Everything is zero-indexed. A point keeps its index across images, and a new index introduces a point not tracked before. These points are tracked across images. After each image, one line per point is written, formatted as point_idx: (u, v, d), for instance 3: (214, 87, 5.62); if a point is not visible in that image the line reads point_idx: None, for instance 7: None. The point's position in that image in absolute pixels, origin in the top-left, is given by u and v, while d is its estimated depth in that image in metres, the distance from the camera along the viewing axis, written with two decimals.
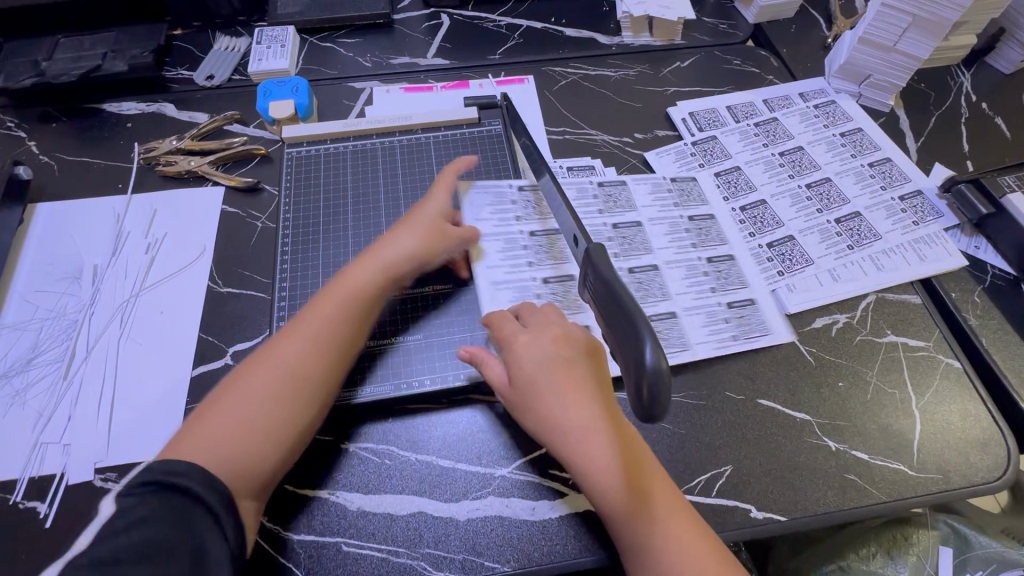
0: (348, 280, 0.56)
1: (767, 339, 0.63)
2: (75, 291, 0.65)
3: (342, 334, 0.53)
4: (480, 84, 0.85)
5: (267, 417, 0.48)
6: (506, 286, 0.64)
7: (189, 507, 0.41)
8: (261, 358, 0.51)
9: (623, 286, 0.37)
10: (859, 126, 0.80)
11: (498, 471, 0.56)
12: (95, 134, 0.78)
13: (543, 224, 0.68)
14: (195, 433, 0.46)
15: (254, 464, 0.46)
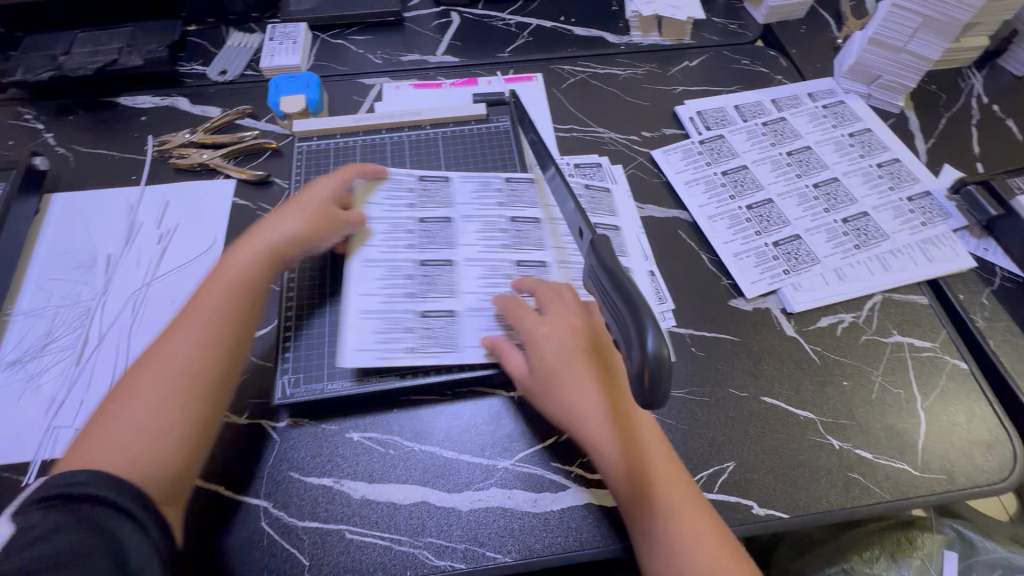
0: (232, 268, 0.56)
1: None
2: (88, 280, 0.66)
3: (234, 318, 0.53)
4: (488, 81, 0.85)
5: (167, 410, 0.48)
6: (376, 267, 0.63)
7: (103, 512, 0.41)
8: (149, 355, 0.50)
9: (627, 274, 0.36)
10: (867, 126, 0.80)
11: (500, 463, 0.56)
12: (110, 127, 0.79)
13: (435, 212, 0.68)
14: (94, 442, 0.46)
15: (161, 462, 0.46)
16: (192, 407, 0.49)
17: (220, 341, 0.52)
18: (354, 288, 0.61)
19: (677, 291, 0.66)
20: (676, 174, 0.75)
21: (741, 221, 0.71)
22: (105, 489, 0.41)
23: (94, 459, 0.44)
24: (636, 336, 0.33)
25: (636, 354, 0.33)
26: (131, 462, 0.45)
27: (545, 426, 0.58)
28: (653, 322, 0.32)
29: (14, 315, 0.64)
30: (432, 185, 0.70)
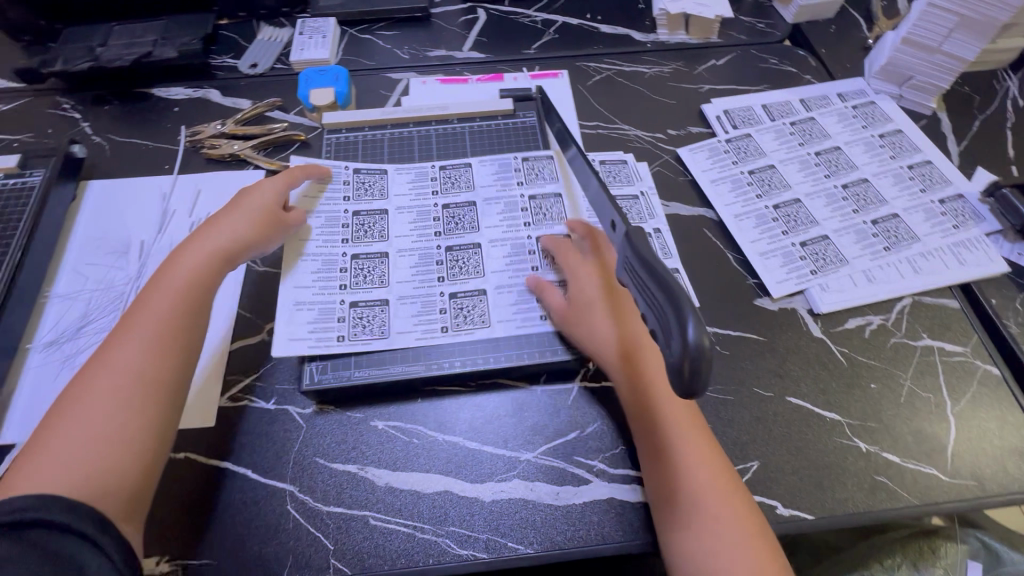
0: (173, 276, 0.57)
1: None
2: (122, 265, 0.68)
3: (177, 322, 0.54)
4: (514, 78, 0.85)
5: (114, 421, 0.47)
6: (312, 260, 0.66)
7: (57, 537, 0.41)
8: (90, 371, 0.50)
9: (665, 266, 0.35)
10: (898, 127, 0.78)
11: (523, 456, 0.56)
12: (144, 117, 0.81)
13: (369, 205, 0.70)
14: (33, 463, 0.45)
15: (110, 475, 0.45)
16: (142, 413, 0.49)
17: (166, 346, 0.53)
18: (289, 281, 0.64)
19: (702, 289, 0.66)
20: (702, 172, 0.75)
21: (768, 220, 0.70)
22: (55, 513, 0.41)
23: (39, 480, 0.44)
24: (675, 327, 0.32)
25: (675, 345, 0.32)
26: (77, 478, 0.44)
27: (569, 419, 0.58)
28: (694, 312, 0.31)
29: (51, 297, 0.65)
30: (367, 179, 0.72)
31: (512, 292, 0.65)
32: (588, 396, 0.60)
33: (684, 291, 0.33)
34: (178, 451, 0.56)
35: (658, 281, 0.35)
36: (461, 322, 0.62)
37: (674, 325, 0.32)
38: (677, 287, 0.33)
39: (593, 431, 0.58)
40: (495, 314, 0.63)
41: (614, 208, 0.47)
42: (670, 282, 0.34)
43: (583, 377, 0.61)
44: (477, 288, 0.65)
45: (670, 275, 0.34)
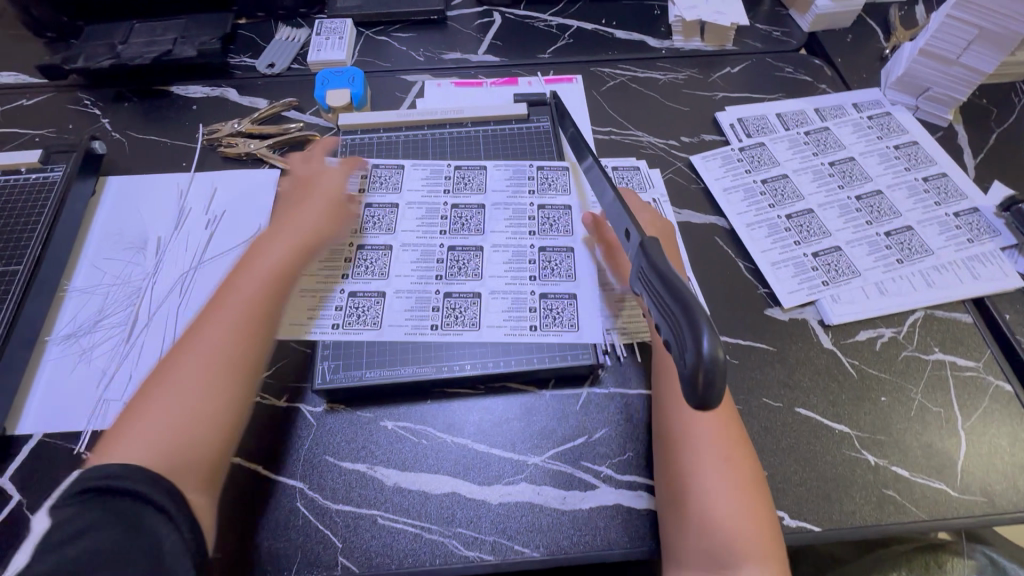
0: (255, 263, 0.60)
1: (570, 335, 0.62)
2: (139, 260, 0.69)
3: (261, 308, 0.56)
4: (529, 82, 0.86)
5: (200, 398, 0.49)
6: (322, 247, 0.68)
7: (137, 508, 0.40)
8: (183, 347, 0.53)
9: (678, 278, 0.35)
10: (914, 139, 0.78)
11: (531, 459, 0.57)
12: (163, 115, 0.82)
13: (381, 198, 0.71)
14: (126, 434, 0.46)
15: (192, 450, 0.47)
16: (224, 392, 0.50)
17: (252, 330, 0.54)
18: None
19: (712, 298, 0.66)
20: (714, 180, 0.75)
21: (781, 230, 0.70)
22: (139, 484, 0.41)
23: (126, 451, 0.45)
24: (687, 340, 0.32)
25: (686, 357, 0.32)
26: (164, 451, 0.45)
27: (577, 424, 0.59)
28: (709, 323, 0.31)
29: (69, 291, 0.66)
30: (384, 173, 0.73)
31: (506, 299, 0.65)
32: (597, 403, 0.60)
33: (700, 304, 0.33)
34: None
35: (673, 291, 0.35)
36: (452, 322, 0.63)
37: (688, 337, 0.32)
38: (693, 299, 0.33)
39: (601, 437, 0.58)
40: (487, 319, 0.63)
41: (628, 216, 0.48)
42: (686, 294, 0.34)
43: (592, 383, 0.61)
44: (472, 292, 0.65)
45: (687, 286, 0.35)
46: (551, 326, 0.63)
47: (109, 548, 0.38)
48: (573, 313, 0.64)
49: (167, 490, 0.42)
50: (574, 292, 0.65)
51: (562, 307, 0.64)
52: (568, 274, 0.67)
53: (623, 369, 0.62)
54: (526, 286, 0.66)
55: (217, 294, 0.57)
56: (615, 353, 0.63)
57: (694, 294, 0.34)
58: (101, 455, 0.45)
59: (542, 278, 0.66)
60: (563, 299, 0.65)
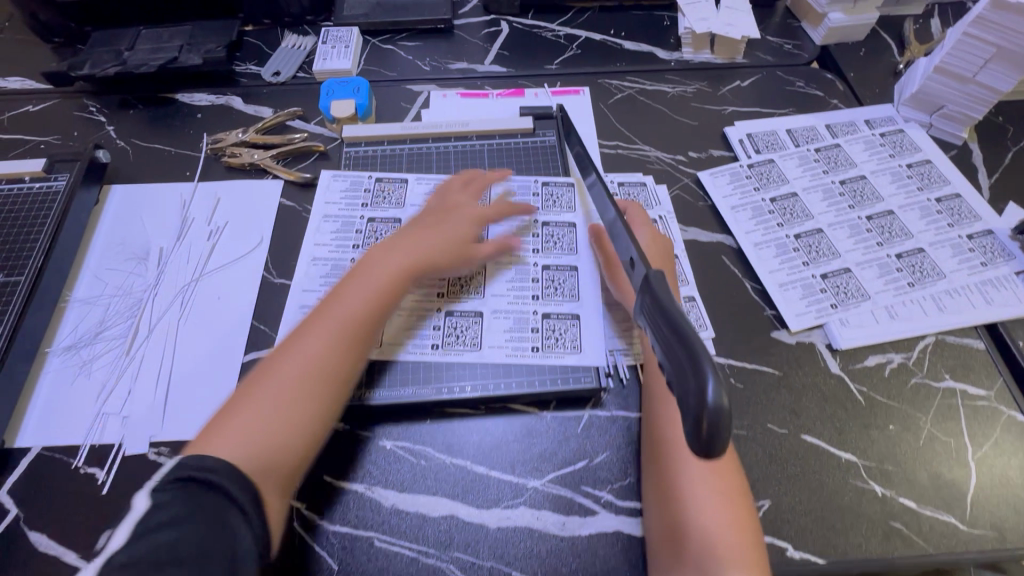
0: (371, 271, 0.59)
1: (572, 357, 0.62)
2: (140, 271, 0.68)
3: (365, 324, 0.55)
4: (535, 93, 0.85)
5: (292, 407, 0.49)
6: (323, 264, 0.67)
7: (222, 507, 0.40)
8: (288, 346, 0.53)
9: (684, 317, 0.34)
10: (927, 158, 0.76)
11: (530, 483, 0.56)
12: (168, 123, 0.82)
13: (384, 213, 0.71)
14: (223, 426, 0.47)
15: (275, 459, 0.47)
16: (313, 407, 0.50)
17: (349, 347, 0.54)
18: (297, 285, 0.66)
19: (717, 319, 0.65)
20: (723, 198, 0.74)
21: (789, 250, 0.69)
22: (229, 483, 0.41)
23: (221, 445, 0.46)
24: (690, 384, 0.31)
25: (688, 401, 0.31)
26: (250, 455, 0.46)
27: (578, 448, 0.58)
28: (714, 369, 0.30)
29: (70, 301, 0.66)
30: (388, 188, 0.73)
31: (507, 318, 0.64)
32: (598, 425, 0.59)
33: (703, 346, 0.32)
34: None
35: (675, 330, 0.34)
36: (452, 342, 0.62)
37: (691, 382, 0.31)
38: (696, 341, 0.32)
39: (603, 460, 0.57)
40: (488, 339, 0.63)
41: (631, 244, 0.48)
42: (690, 336, 0.33)
43: (594, 405, 0.60)
44: (473, 310, 0.65)
45: (690, 326, 0.33)
46: (552, 347, 0.62)
47: (191, 542, 0.37)
48: (576, 334, 0.63)
49: (252, 495, 0.42)
50: (577, 313, 0.65)
51: (564, 328, 0.64)
52: (571, 293, 0.66)
53: (626, 392, 0.61)
54: (528, 306, 0.65)
55: (326, 298, 0.57)
56: (618, 374, 0.62)
57: (697, 335, 0.33)
58: (198, 442, 0.47)
59: (544, 297, 0.66)
60: (566, 320, 0.64)
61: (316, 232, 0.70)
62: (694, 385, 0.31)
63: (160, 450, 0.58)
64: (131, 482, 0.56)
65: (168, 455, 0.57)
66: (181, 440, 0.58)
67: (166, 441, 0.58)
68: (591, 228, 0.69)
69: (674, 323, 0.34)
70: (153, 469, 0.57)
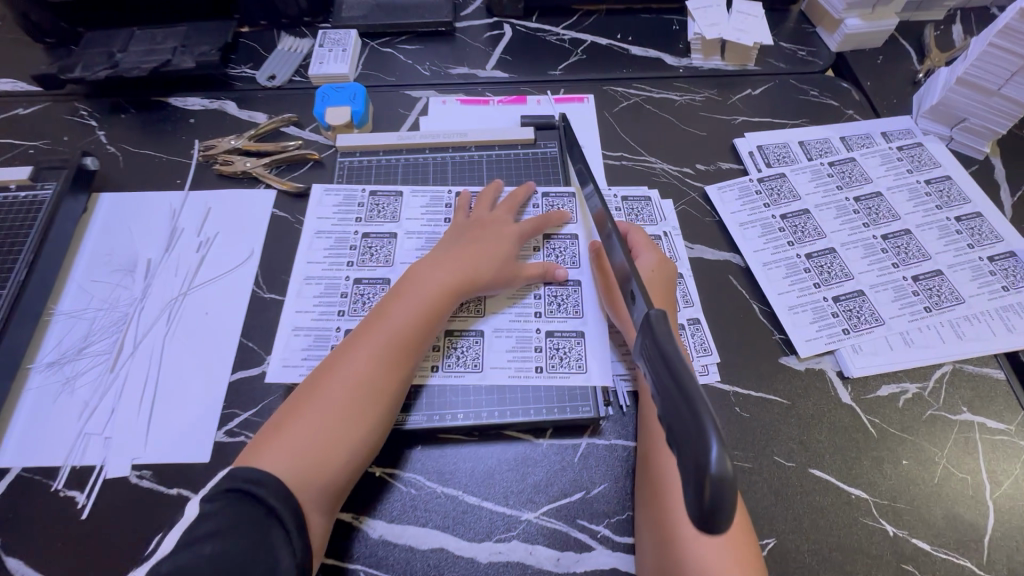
0: (418, 284, 0.57)
1: (579, 378, 0.59)
2: (128, 284, 0.67)
3: (414, 341, 0.54)
4: (538, 101, 0.82)
5: (342, 426, 0.48)
6: (317, 283, 0.64)
7: (263, 521, 0.42)
8: (337, 361, 0.52)
9: (684, 368, 0.32)
10: (947, 173, 0.73)
11: (524, 515, 0.53)
12: (160, 128, 0.80)
13: (379, 227, 0.68)
14: (275, 439, 0.47)
15: (324, 476, 0.46)
16: (361, 424, 0.49)
17: (398, 363, 0.52)
18: (290, 305, 0.63)
19: (723, 343, 0.62)
20: (731, 214, 0.71)
21: (800, 270, 0.66)
22: (273, 497, 0.43)
23: (271, 460, 0.45)
24: (690, 445, 0.28)
25: (688, 464, 0.29)
26: (299, 471, 0.45)
27: (574, 478, 0.55)
28: (717, 432, 0.28)
29: (54, 314, 0.64)
30: (382, 201, 0.71)
31: (509, 336, 0.62)
32: (596, 455, 0.56)
33: (705, 400, 0.30)
34: (172, 487, 0.55)
35: (676, 379, 0.31)
36: (453, 363, 0.60)
37: (691, 441, 0.29)
38: (696, 394, 0.30)
39: (600, 492, 0.54)
40: (490, 359, 0.60)
41: (635, 281, 0.47)
42: (690, 388, 0.30)
43: (592, 433, 0.58)
44: (475, 329, 0.62)
45: (692, 376, 0.31)
46: (557, 367, 0.60)
47: (233, 555, 0.39)
48: (581, 352, 0.61)
49: (294, 509, 0.44)
50: (582, 330, 0.62)
51: (570, 346, 0.61)
52: (575, 310, 0.63)
53: (626, 419, 0.58)
54: (530, 324, 0.62)
55: (374, 312, 0.56)
56: (617, 402, 0.59)
57: (698, 388, 0.30)
58: (251, 454, 0.47)
59: (548, 314, 0.63)
60: (570, 338, 0.61)
61: (309, 249, 0.67)
62: (694, 446, 0.28)
63: (142, 473, 0.56)
64: (111, 506, 0.54)
65: (150, 478, 0.55)
66: (163, 463, 0.56)
67: (148, 463, 0.56)
68: (591, 245, 0.66)
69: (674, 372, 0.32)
70: (134, 493, 0.55)
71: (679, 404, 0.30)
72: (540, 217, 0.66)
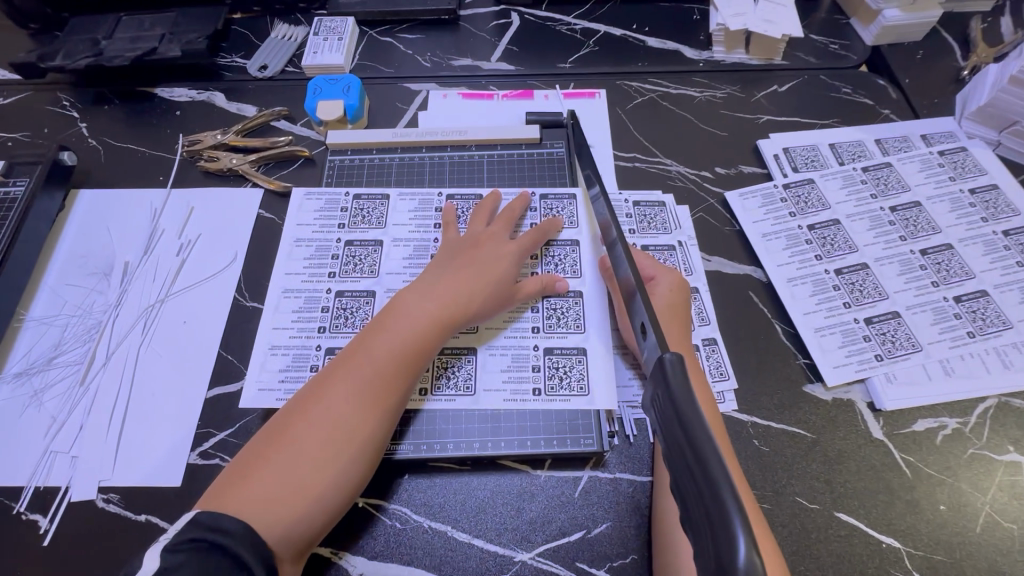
0: (408, 311, 0.53)
1: (580, 401, 0.54)
2: (103, 289, 0.63)
3: (401, 376, 0.49)
4: (545, 96, 0.76)
5: (318, 468, 0.44)
6: (296, 296, 0.60)
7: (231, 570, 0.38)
8: (315, 395, 0.48)
9: (706, 433, 0.28)
10: (994, 182, 0.66)
11: (518, 556, 0.49)
12: (145, 120, 0.76)
13: (363, 235, 0.64)
14: (242, 481, 0.43)
15: (295, 523, 0.43)
16: (338, 467, 0.45)
17: (383, 401, 0.48)
18: (267, 321, 0.59)
19: (741, 368, 0.57)
20: (753, 224, 0.65)
21: (828, 288, 0.60)
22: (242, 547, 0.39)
23: (240, 505, 0.42)
24: (714, 534, 0.25)
25: (712, 557, 0.25)
26: (269, 520, 0.42)
27: (574, 516, 0.50)
28: (744, 522, 0.24)
29: (25, 321, 0.61)
30: (367, 205, 0.66)
31: (505, 355, 0.57)
32: (599, 490, 0.51)
33: (729, 478, 0.26)
34: (140, 513, 0.51)
35: (692, 450, 0.28)
36: (443, 385, 0.55)
37: (715, 530, 0.25)
38: (718, 470, 0.26)
39: (603, 533, 0.50)
40: (483, 381, 0.56)
41: (644, 307, 0.42)
42: (710, 463, 0.27)
43: (595, 465, 0.53)
44: (469, 347, 0.57)
45: (713, 446, 0.28)
46: (556, 389, 0.55)
47: None
48: (583, 372, 0.56)
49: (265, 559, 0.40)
50: (584, 346, 0.57)
51: (570, 365, 0.56)
52: (576, 324, 0.58)
53: (632, 451, 0.53)
54: (528, 340, 0.57)
55: (358, 340, 0.52)
56: (623, 432, 0.54)
57: (720, 462, 0.27)
58: (216, 495, 0.43)
59: (547, 330, 0.58)
60: (571, 356, 0.56)
61: (287, 258, 0.63)
62: (719, 538, 0.24)
63: (109, 496, 0.52)
64: (73, 533, 0.50)
65: (117, 503, 0.51)
66: (132, 487, 0.52)
67: (116, 487, 0.52)
68: (601, 262, 0.60)
69: (692, 441, 0.28)
70: (99, 519, 0.51)
71: (699, 484, 0.27)
72: (535, 228, 0.60)
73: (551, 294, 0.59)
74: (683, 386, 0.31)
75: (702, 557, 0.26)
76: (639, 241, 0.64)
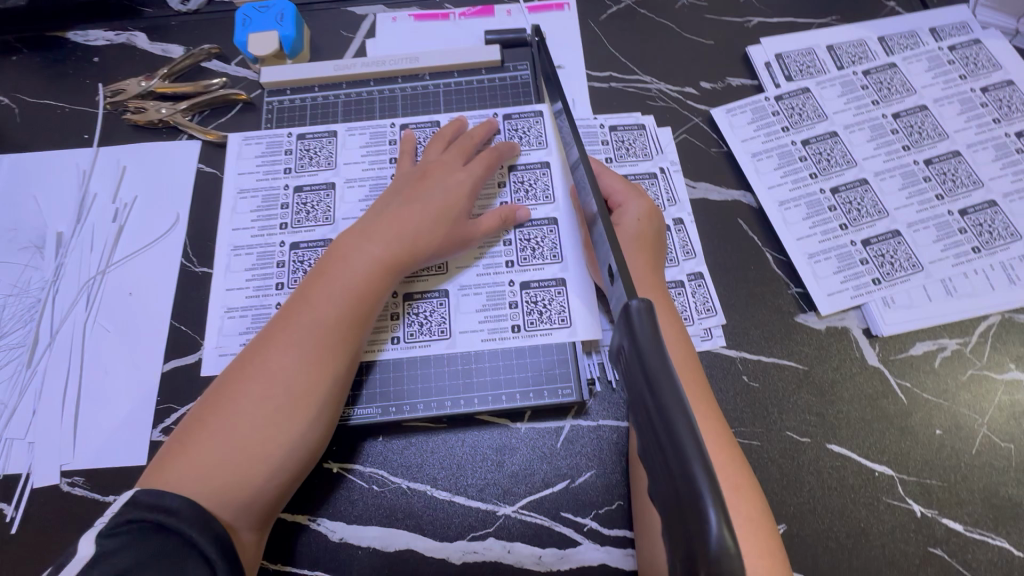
0: (349, 261, 0.47)
1: (561, 334, 0.51)
2: (38, 264, 0.58)
3: (345, 333, 0.45)
4: (507, 11, 0.67)
5: (263, 434, 0.41)
6: (247, 253, 0.56)
7: (170, 550, 0.36)
8: (255, 355, 0.44)
9: (673, 397, 0.25)
10: (1009, 77, 0.60)
11: (502, 510, 0.47)
12: (60, 71, 0.67)
13: (313, 177, 0.58)
14: (182, 457, 0.40)
15: (244, 491, 0.40)
16: (284, 432, 0.42)
17: (326, 362, 0.44)
18: (221, 283, 0.55)
19: (729, 304, 0.53)
20: (742, 143, 0.59)
21: (824, 209, 0.55)
22: (189, 526, 0.38)
23: (184, 478, 0.39)
24: (683, 510, 0.22)
25: (686, 536, 0.22)
26: (215, 492, 0.39)
27: (558, 466, 0.48)
28: (714, 497, 0.21)
29: None
30: (313, 144, 0.59)
31: (479, 294, 0.53)
32: (582, 439, 0.49)
33: (703, 448, 0.23)
34: (108, 494, 0.49)
35: (661, 415, 0.25)
36: (416, 332, 0.52)
37: (685, 506, 0.22)
38: (689, 442, 0.23)
39: (587, 481, 0.48)
40: (459, 323, 0.52)
41: (612, 248, 0.36)
42: (683, 439, 0.23)
43: (577, 414, 0.50)
44: (439, 289, 0.53)
45: (686, 413, 0.24)
46: (537, 324, 0.52)
47: None
48: (563, 304, 0.52)
49: (215, 532, 0.38)
50: (563, 277, 0.53)
51: (549, 298, 0.52)
52: (553, 254, 0.54)
53: (615, 397, 0.51)
54: (502, 275, 0.53)
55: (297, 293, 0.47)
56: (605, 378, 0.51)
57: (694, 434, 0.23)
58: (156, 470, 0.40)
59: (522, 263, 0.54)
60: (550, 288, 0.52)
61: (232, 213, 0.57)
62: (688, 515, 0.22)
63: (73, 480, 0.49)
64: (38, 519, 0.48)
65: (82, 485, 0.49)
66: (96, 467, 0.50)
67: (79, 469, 0.50)
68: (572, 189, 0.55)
69: (662, 412, 0.25)
70: (64, 503, 0.49)
71: (670, 458, 0.24)
72: (490, 151, 0.54)
73: (519, 223, 0.54)
74: (653, 340, 0.27)
75: (674, 530, 0.24)
76: (616, 168, 0.58)
